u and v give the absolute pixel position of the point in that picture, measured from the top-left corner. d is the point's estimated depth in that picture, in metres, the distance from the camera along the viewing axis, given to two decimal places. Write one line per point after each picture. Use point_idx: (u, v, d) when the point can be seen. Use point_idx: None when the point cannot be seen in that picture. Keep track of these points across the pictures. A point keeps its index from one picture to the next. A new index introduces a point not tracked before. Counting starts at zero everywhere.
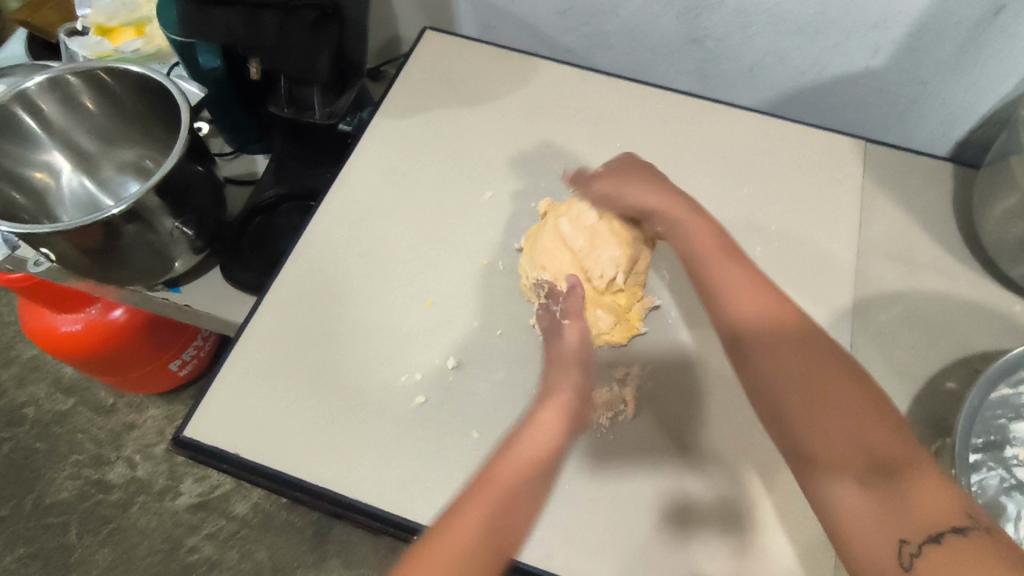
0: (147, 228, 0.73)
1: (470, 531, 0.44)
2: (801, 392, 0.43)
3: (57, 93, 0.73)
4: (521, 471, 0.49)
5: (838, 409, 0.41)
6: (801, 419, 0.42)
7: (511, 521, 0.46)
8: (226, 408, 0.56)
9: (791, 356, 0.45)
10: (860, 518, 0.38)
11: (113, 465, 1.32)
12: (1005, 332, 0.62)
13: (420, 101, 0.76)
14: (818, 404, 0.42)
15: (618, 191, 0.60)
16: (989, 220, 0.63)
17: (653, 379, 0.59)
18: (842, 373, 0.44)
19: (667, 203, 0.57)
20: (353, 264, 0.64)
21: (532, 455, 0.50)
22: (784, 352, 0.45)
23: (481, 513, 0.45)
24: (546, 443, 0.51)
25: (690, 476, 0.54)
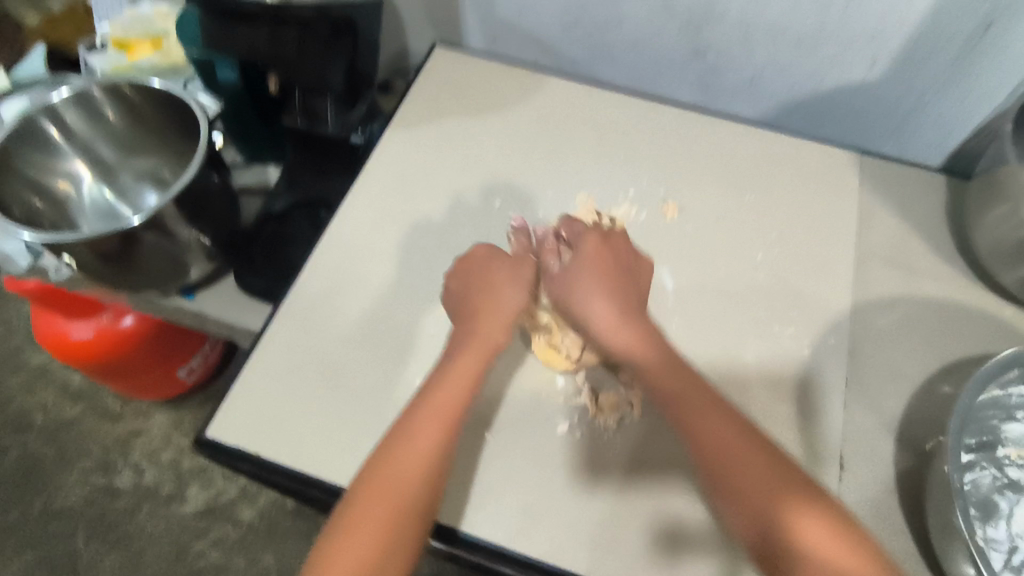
0: (166, 236, 0.75)
1: (356, 550, 0.46)
2: (727, 458, 0.49)
3: (81, 105, 0.76)
4: (435, 421, 0.52)
5: (752, 465, 0.48)
6: (722, 472, 0.49)
7: (399, 531, 0.48)
8: (246, 410, 0.58)
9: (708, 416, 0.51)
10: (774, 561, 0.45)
11: (120, 471, 1.33)
12: (997, 336, 0.64)
13: (431, 112, 0.78)
14: (734, 459, 0.48)
15: (574, 276, 0.60)
16: (981, 227, 0.65)
17: None
18: (748, 442, 0.49)
19: (610, 324, 0.57)
20: (368, 271, 0.66)
21: (447, 404, 0.53)
22: (704, 419, 0.51)
23: (368, 525, 0.47)
24: (458, 390, 0.54)
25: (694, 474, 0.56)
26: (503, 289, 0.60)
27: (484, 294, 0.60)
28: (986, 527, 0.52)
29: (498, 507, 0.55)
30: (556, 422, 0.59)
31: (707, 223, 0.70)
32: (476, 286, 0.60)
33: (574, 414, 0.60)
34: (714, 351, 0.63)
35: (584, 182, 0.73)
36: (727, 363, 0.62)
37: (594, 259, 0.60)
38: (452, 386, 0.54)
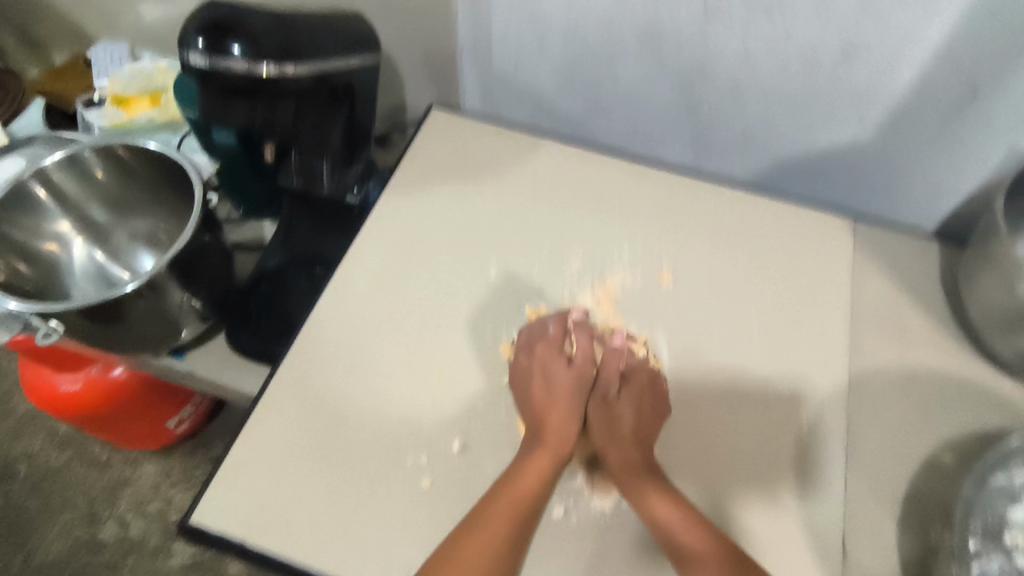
0: (157, 300, 0.74)
1: None
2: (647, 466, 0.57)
3: (74, 169, 0.76)
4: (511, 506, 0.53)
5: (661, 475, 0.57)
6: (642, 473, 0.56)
7: None
8: (234, 491, 0.57)
9: (639, 428, 0.59)
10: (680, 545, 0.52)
11: (105, 524, 1.30)
12: (997, 410, 0.63)
13: (427, 174, 0.79)
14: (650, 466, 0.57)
15: (615, 409, 0.61)
16: (975, 299, 0.65)
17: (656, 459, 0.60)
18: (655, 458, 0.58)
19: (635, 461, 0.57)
20: (364, 338, 0.66)
21: (516, 494, 0.54)
22: (636, 431, 0.59)
23: None
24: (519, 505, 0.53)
25: None
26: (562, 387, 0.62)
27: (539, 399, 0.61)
28: None
29: None
30: (552, 505, 0.57)
31: (703, 289, 0.70)
32: (538, 388, 0.61)
33: (569, 496, 0.58)
34: (711, 423, 0.62)
35: (581, 248, 0.73)
36: (725, 434, 0.61)
37: (643, 398, 0.61)
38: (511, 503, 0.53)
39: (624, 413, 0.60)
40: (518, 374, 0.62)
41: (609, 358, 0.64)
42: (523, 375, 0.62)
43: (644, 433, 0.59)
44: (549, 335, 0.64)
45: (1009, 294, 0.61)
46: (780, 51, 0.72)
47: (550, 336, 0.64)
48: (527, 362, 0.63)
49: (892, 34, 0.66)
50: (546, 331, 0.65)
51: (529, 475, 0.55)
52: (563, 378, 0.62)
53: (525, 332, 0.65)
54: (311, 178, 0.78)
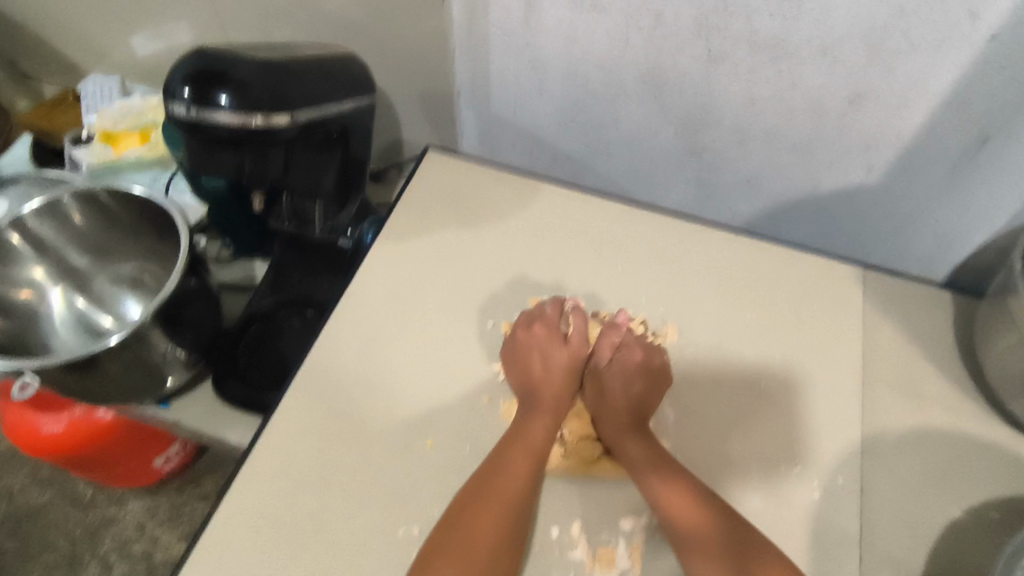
0: (141, 350, 0.71)
1: None
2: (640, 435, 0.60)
3: (54, 218, 0.73)
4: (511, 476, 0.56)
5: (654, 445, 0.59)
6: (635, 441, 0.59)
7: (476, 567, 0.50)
8: (216, 565, 0.54)
9: (632, 400, 0.62)
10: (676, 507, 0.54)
11: (87, 566, 1.25)
12: (1016, 472, 0.61)
13: (423, 219, 0.76)
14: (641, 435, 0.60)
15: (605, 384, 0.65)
16: (993, 357, 0.63)
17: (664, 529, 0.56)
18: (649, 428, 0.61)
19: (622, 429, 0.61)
20: (356, 394, 0.63)
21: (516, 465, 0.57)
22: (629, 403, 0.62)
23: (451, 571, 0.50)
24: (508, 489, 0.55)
25: None
26: (557, 364, 0.66)
27: (535, 375, 0.64)
28: None
29: None
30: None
31: (708, 343, 0.68)
32: (535, 363, 0.65)
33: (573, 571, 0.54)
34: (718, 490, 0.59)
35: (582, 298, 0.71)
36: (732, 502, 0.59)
37: (635, 364, 0.64)
38: (500, 488, 0.55)
39: (613, 380, 0.64)
40: (514, 354, 0.65)
41: (603, 334, 0.68)
42: (519, 355, 0.65)
43: (637, 396, 0.62)
44: (547, 316, 0.68)
45: None
46: (786, 97, 0.71)
47: (547, 320, 0.67)
48: (526, 341, 0.66)
49: (901, 82, 0.65)
50: (547, 315, 0.68)
51: (518, 453, 0.57)
52: (558, 358, 0.66)
53: (523, 314, 0.68)
54: (304, 223, 0.78)
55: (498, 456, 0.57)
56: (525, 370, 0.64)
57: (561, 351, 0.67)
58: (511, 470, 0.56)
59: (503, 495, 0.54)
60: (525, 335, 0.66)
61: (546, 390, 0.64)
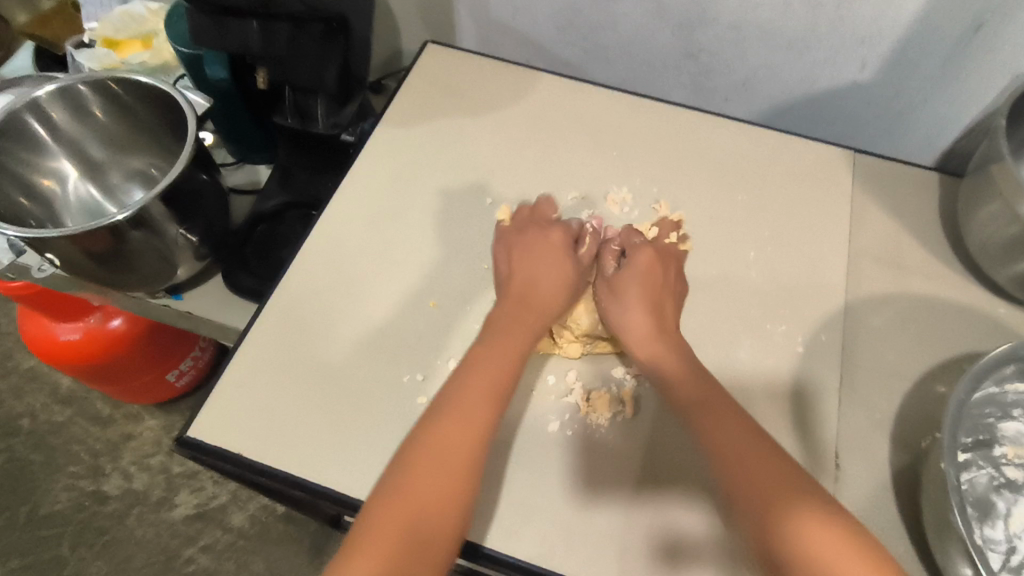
0: (152, 235, 0.74)
1: None
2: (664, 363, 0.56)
3: (69, 103, 0.74)
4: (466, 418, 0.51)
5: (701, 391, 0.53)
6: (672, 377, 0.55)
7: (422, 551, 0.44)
8: (230, 409, 0.57)
9: (645, 320, 0.59)
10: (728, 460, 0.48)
11: (109, 477, 1.31)
12: (991, 334, 0.63)
13: (422, 110, 0.78)
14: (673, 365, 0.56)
15: (620, 292, 0.61)
16: (976, 226, 0.65)
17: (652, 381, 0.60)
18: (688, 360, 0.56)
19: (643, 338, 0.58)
20: (360, 266, 0.66)
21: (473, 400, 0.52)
22: (645, 326, 0.58)
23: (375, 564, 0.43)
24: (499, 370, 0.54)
25: (677, 514, 0.53)
26: (543, 258, 0.62)
27: (534, 271, 0.61)
28: (983, 528, 0.52)
29: (488, 505, 0.54)
30: (547, 420, 0.58)
31: (699, 221, 0.70)
32: (519, 259, 0.63)
33: (564, 412, 0.59)
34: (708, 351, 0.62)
35: (580, 182, 0.72)
36: (717, 358, 0.62)
37: (648, 267, 0.62)
38: (467, 420, 0.50)
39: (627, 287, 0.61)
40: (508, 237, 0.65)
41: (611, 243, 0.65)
42: (517, 243, 0.64)
43: (647, 297, 0.60)
44: (561, 222, 0.65)
45: (1009, 220, 0.61)
46: None
47: (554, 222, 0.65)
48: (521, 234, 0.65)
49: None
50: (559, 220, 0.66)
51: (503, 345, 0.57)
52: (548, 256, 0.63)
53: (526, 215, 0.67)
54: (306, 119, 0.78)
55: (476, 352, 0.56)
56: (519, 261, 0.62)
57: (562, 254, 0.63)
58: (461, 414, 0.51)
59: (483, 385, 0.53)
60: (528, 230, 0.65)
61: (527, 283, 0.61)
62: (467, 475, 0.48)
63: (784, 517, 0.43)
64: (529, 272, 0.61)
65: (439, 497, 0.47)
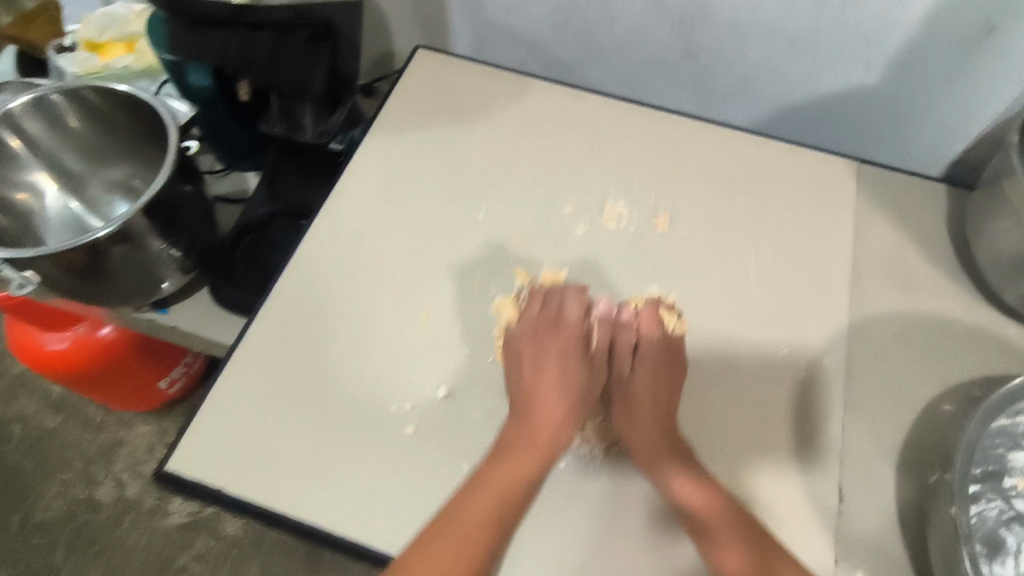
0: (135, 249, 0.71)
1: None
2: (665, 473, 0.52)
3: (43, 113, 0.72)
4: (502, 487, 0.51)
5: (709, 495, 0.51)
6: (678, 488, 0.52)
7: None
8: (210, 440, 0.55)
9: (653, 436, 0.54)
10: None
11: (101, 484, 1.30)
12: (1001, 356, 0.61)
13: (413, 118, 0.75)
14: (675, 466, 0.53)
15: (632, 412, 0.57)
16: (987, 242, 0.62)
17: None
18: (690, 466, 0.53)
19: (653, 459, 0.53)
20: (346, 285, 0.63)
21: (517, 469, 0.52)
22: (653, 441, 0.54)
23: None
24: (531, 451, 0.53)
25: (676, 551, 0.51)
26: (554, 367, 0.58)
27: (540, 390, 0.56)
28: (992, 565, 0.50)
29: None
30: None
31: (698, 235, 0.67)
32: (528, 369, 0.57)
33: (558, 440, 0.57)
34: (709, 376, 0.60)
35: (575, 195, 0.70)
36: (714, 380, 0.60)
37: (659, 367, 0.57)
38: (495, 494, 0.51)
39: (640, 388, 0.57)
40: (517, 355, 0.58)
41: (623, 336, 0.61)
42: (524, 343, 0.59)
43: (660, 407, 0.56)
44: (566, 317, 0.60)
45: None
46: None
47: (557, 317, 0.60)
48: (530, 331, 0.59)
49: None
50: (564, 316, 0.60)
51: (532, 435, 0.54)
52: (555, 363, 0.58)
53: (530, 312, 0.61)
54: (294, 126, 0.75)
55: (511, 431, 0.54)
56: (527, 381, 0.57)
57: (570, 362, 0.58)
58: (494, 486, 0.51)
59: (512, 472, 0.52)
60: (530, 343, 0.59)
61: (536, 393, 0.56)
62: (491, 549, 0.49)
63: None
64: (540, 393, 0.56)
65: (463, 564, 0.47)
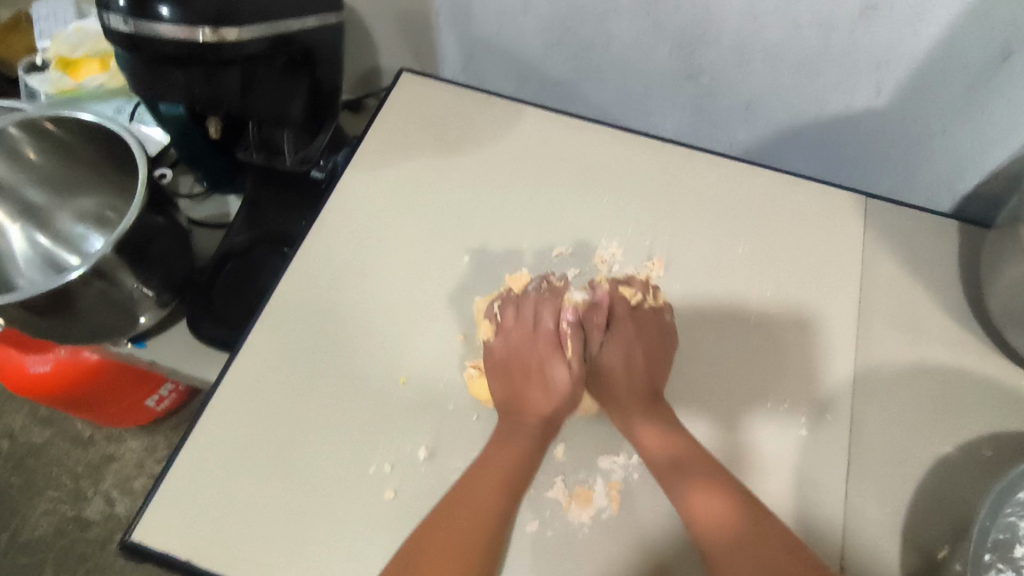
0: (110, 286, 0.68)
1: None
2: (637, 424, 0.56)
3: (1, 150, 0.68)
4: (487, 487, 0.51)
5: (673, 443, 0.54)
6: (647, 435, 0.55)
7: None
8: (181, 504, 0.53)
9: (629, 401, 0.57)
10: (704, 524, 0.49)
11: (90, 501, 1.28)
12: (1012, 411, 0.58)
13: (398, 150, 0.73)
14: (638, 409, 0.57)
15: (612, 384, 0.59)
16: (999, 290, 0.59)
17: (642, 469, 0.55)
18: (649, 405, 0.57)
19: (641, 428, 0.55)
20: (327, 333, 0.61)
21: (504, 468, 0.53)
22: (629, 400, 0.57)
23: None
24: (510, 454, 0.53)
25: None
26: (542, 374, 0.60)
27: (529, 399, 0.58)
28: None
29: None
30: (524, 519, 0.53)
31: (694, 278, 0.65)
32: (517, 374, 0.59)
33: (544, 505, 0.53)
34: (702, 406, 0.59)
35: (568, 235, 0.67)
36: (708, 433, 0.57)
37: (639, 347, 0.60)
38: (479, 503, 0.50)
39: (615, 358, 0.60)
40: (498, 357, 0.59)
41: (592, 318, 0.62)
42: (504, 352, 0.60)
43: (638, 385, 0.58)
44: (543, 324, 0.61)
45: None
46: (791, 8, 0.64)
47: (540, 323, 0.61)
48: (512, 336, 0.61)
49: None
50: (539, 325, 0.61)
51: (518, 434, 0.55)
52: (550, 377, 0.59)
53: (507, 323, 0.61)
54: (273, 153, 0.74)
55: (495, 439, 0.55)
56: (512, 386, 0.58)
57: (555, 369, 0.60)
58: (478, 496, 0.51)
59: (492, 478, 0.52)
60: (514, 351, 0.60)
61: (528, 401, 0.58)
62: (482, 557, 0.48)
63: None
64: (531, 401, 0.58)
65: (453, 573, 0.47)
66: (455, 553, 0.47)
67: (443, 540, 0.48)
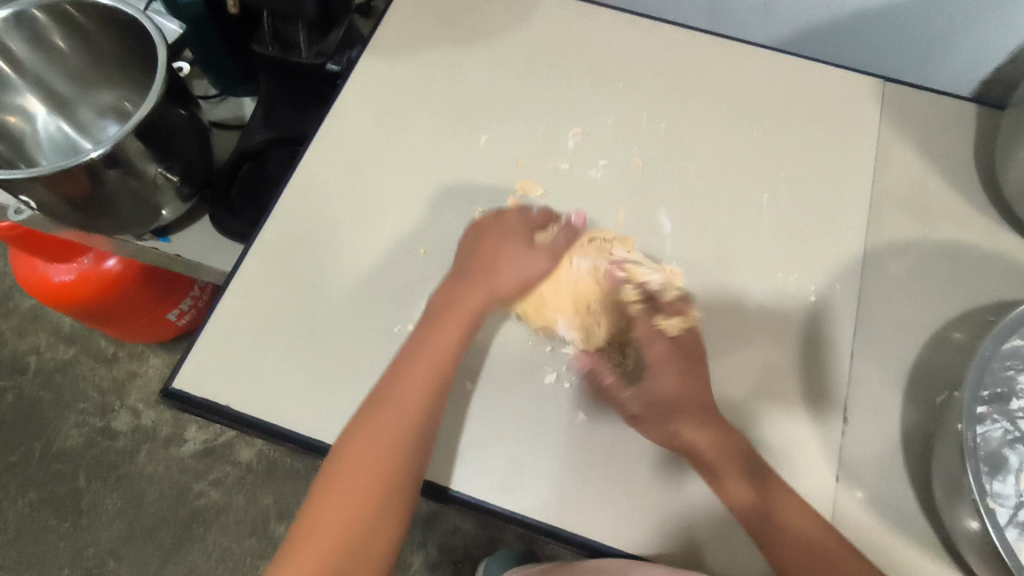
0: (130, 174, 0.69)
1: (341, 524, 0.48)
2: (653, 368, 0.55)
3: (25, 31, 0.69)
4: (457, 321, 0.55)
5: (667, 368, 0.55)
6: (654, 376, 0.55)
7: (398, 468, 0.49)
8: (218, 361, 0.56)
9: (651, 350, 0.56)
10: (711, 445, 0.51)
11: (117, 413, 1.30)
12: (1018, 280, 0.60)
13: (414, 39, 0.73)
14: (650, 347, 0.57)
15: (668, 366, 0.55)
16: (1010, 163, 0.60)
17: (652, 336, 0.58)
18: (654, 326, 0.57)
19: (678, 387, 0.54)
20: (348, 212, 0.63)
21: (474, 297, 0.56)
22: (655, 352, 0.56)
23: (359, 483, 0.49)
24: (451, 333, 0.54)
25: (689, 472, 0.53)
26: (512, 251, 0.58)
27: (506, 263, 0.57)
28: (992, 483, 0.51)
29: (485, 459, 0.53)
30: (544, 371, 0.57)
31: (709, 161, 0.66)
32: (489, 246, 0.58)
33: (561, 363, 0.57)
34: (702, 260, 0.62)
35: (580, 118, 0.68)
36: (727, 319, 0.59)
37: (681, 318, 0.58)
38: (441, 342, 0.54)
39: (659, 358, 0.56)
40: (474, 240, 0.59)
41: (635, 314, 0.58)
42: (486, 239, 0.58)
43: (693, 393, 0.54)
44: (530, 216, 0.60)
45: None
46: None
47: (513, 206, 0.60)
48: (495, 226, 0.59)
49: None
50: (529, 213, 0.60)
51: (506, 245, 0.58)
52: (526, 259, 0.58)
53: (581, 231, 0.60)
54: (288, 47, 0.73)
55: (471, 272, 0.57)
56: (485, 259, 0.57)
57: (530, 252, 0.58)
58: (432, 344, 0.54)
59: (462, 313, 0.55)
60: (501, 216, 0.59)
61: (497, 271, 0.57)
62: (430, 400, 0.52)
63: (782, 500, 0.50)
64: (499, 271, 0.57)
65: (405, 419, 0.51)
66: (388, 436, 0.50)
67: (380, 421, 0.51)
